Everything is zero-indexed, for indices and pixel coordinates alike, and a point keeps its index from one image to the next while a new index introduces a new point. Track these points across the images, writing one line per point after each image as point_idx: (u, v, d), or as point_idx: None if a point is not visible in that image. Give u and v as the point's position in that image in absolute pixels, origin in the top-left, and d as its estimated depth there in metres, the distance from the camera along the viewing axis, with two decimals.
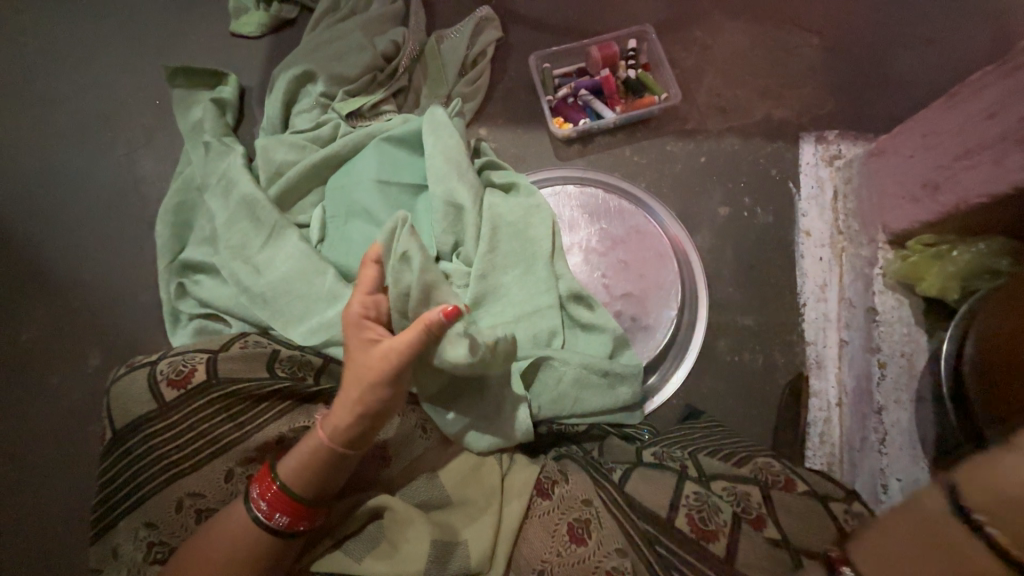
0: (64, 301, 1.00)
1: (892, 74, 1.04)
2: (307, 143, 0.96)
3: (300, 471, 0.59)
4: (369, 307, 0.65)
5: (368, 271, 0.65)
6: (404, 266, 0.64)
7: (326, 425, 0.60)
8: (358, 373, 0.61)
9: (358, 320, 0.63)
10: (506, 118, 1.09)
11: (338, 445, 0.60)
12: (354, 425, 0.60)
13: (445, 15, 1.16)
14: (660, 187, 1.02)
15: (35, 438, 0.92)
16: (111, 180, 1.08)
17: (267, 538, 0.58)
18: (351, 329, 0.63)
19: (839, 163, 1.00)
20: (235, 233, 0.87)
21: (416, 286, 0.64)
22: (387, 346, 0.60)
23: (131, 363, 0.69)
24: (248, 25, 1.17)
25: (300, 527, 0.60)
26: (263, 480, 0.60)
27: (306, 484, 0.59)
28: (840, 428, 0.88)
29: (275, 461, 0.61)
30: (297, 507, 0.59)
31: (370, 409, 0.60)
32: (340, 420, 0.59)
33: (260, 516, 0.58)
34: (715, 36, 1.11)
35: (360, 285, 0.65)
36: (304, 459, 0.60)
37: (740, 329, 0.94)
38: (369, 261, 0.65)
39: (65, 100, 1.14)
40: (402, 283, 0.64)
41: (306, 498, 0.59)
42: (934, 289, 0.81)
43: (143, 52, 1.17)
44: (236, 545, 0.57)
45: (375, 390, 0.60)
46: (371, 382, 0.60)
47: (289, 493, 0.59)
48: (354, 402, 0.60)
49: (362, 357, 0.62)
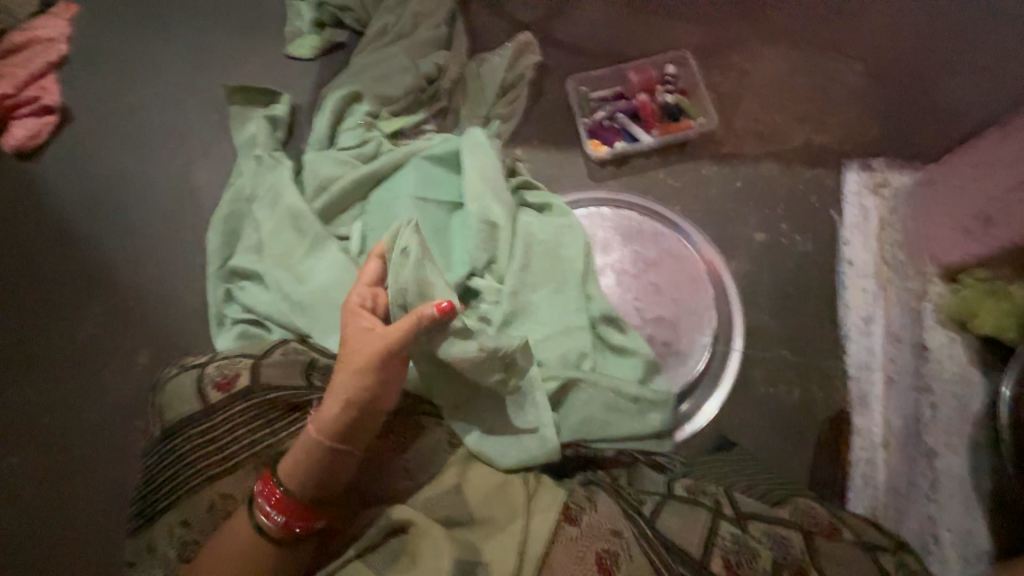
0: (120, 301, 1.06)
1: (942, 102, 1.01)
2: (351, 159, 1.01)
3: (296, 465, 0.62)
4: (367, 298, 0.68)
5: (371, 265, 0.70)
6: (403, 260, 0.68)
7: (318, 419, 0.62)
8: (349, 362, 0.63)
9: (354, 311, 0.66)
10: (541, 139, 1.11)
11: (328, 438, 0.62)
12: (344, 417, 0.62)
13: (486, 39, 1.20)
14: (695, 211, 1.01)
15: (85, 429, 0.97)
16: (169, 188, 1.16)
17: (265, 538, 0.60)
18: (347, 321, 0.66)
19: (885, 193, 0.97)
20: (280, 243, 0.91)
21: (413, 280, 0.67)
22: (379, 336, 0.63)
23: (184, 364, 0.74)
24: (301, 48, 1.25)
25: (297, 529, 0.61)
26: (267, 480, 0.62)
27: (302, 478, 0.61)
28: (885, 471, 0.84)
29: (277, 461, 0.64)
30: (293, 506, 0.61)
31: (360, 399, 0.62)
32: (331, 411, 0.62)
33: (258, 514, 0.60)
34: (755, 62, 1.11)
35: (361, 279, 0.69)
36: (299, 452, 0.62)
37: (776, 360, 0.91)
38: (373, 258, 0.71)
39: (134, 113, 1.23)
40: (400, 278, 0.67)
41: (302, 496, 0.61)
42: (988, 326, 0.76)
43: (205, 71, 1.27)
44: (239, 544, 0.60)
45: (365, 381, 0.62)
46: (359, 372, 0.62)
47: (288, 491, 0.61)
48: (344, 392, 0.62)
49: (354, 346, 0.64)
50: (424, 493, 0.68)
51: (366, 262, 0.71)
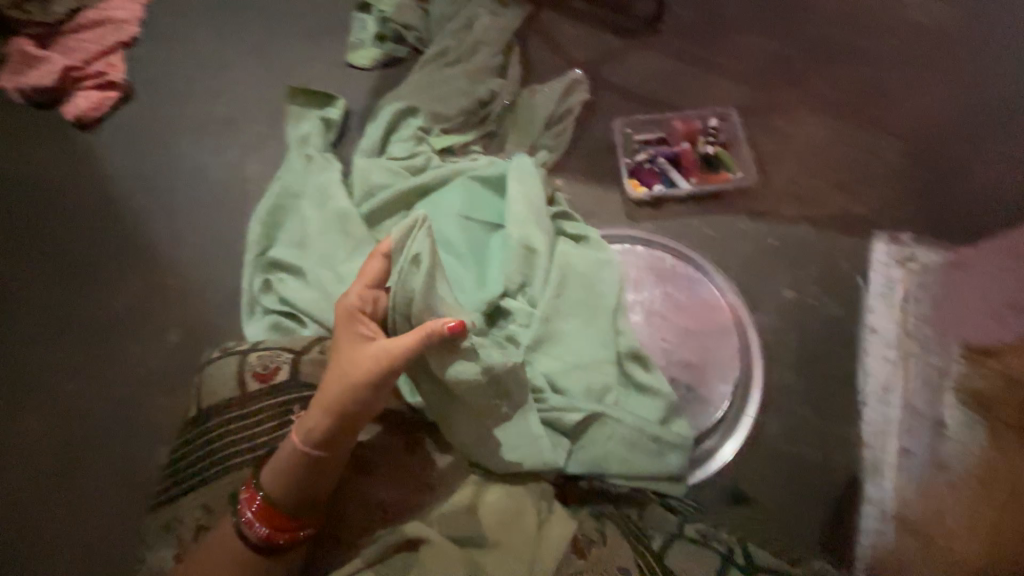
0: (156, 277, 1.09)
1: (973, 188, 1.05)
2: (401, 170, 1.04)
3: (280, 470, 0.62)
4: (366, 303, 0.68)
5: (373, 267, 0.69)
6: (411, 270, 0.66)
7: (304, 423, 0.62)
8: (344, 369, 0.64)
9: (353, 315, 0.66)
10: (583, 173, 1.15)
11: (312, 445, 0.62)
12: (332, 424, 0.62)
13: (539, 72, 1.26)
14: (725, 261, 1.04)
15: (105, 399, 0.98)
16: (218, 174, 1.20)
17: (248, 547, 0.61)
18: (344, 325, 0.66)
19: (913, 267, 0.99)
20: (326, 242, 0.94)
21: (419, 292, 0.66)
22: (379, 347, 0.63)
23: (226, 348, 0.75)
24: (362, 58, 1.31)
25: (280, 540, 0.62)
26: (249, 488, 0.62)
27: (284, 484, 0.62)
28: (897, 543, 0.82)
29: (259, 468, 0.64)
30: (276, 515, 0.61)
31: (351, 408, 0.62)
32: (320, 417, 0.62)
33: (241, 524, 0.61)
34: (795, 126, 1.15)
35: (362, 280, 0.68)
36: (283, 456, 0.62)
37: (794, 417, 0.92)
38: (377, 256, 0.69)
39: (195, 100, 1.28)
40: (408, 286, 0.66)
41: (284, 504, 0.62)
42: (1017, 420, 0.77)
43: (268, 68, 1.32)
44: (231, 549, 0.61)
45: (357, 390, 0.62)
46: (356, 382, 0.62)
47: (272, 501, 0.61)
48: (333, 399, 0.62)
49: (350, 353, 0.64)
50: (435, 507, 0.68)
51: (368, 263, 0.69)
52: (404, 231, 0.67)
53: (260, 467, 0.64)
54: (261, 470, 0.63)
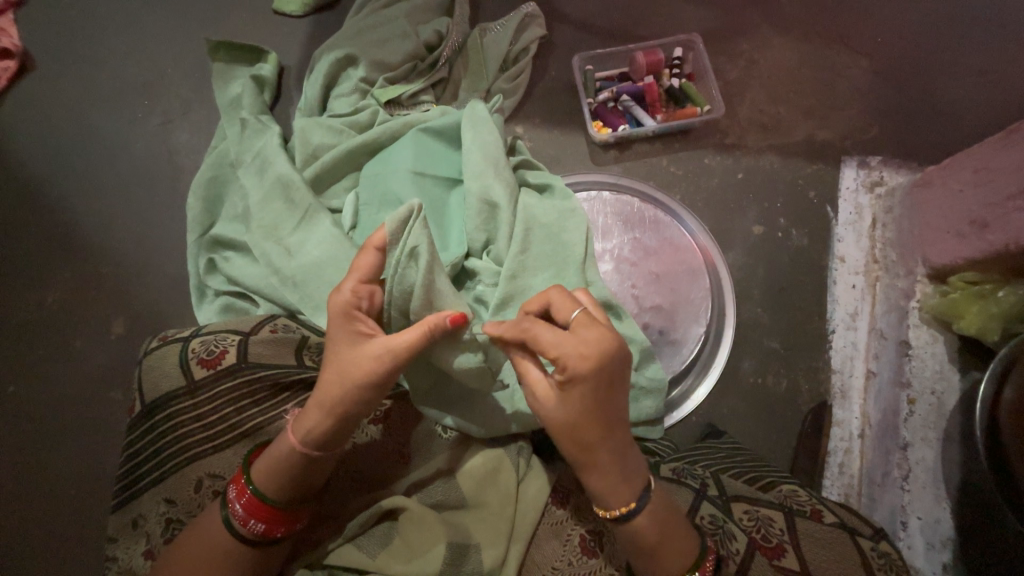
0: (91, 267, 1.00)
1: (941, 104, 1.02)
2: (344, 128, 0.95)
3: (274, 470, 0.58)
4: (363, 298, 0.59)
5: (366, 260, 0.59)
6: (410, 264, 0.60)
7: (300, 427, 0.57)
8: (341, 370, 0.57)
9: (347, 311, 0.58)
10: (544, 118, 1.08)
11: (310, 447, 0.58)
12: (330, 427, 0.57)
13: (489, 8, 1.15)
14: (695, 201, 1.01)
15: (56, 400, 0.93)
16: (145, 148, 1.08)
17: (244, 544, 0.57)
18: (338, 321, 0.58)
19: (880, 191, 0.98)
20: (268, 214, 0.86)
21: (420, 287, 0.60)
22: (378, 347, 0.56)
23: (164, 337, 0.70)
24: (291, 4, 1.17)
25: (278, 534, 0.59)
26: (239, 482, 0.58)
27: (278, 485, 0.58)
28: (860, 459, 0.87)
29: (249, 462, 0.60)
30: (270, 512, 0.58)
31: (349, 411, 0.57)
32: (316, 420, 0.57)
33: (234, 519, 0.57)
34: (763, 50, 1.09)
35: (356, 271, 0.59)
36: (277, 456, 0.58)
37: (765, 352, 0.93)
38: (371, 248, 0.59)
39: (104, 64, 1.14)
40: (406, 281, 0.60)
41: (280, 501, 0.58)
42: (973, 328, 0.80)
43: (184, 22, 1.17)
44: (212, 547, 0.56)
45: (356, 391, 0.56)
46: (354, 384, 0.56)
47: (265, 497, 0.57)
48: (331, 402, 0.57)
49: (346, 353, 0.57)
50: (414, 476, 0.67)
51: (362, 253, 0.60)
52: (399, 221, 0.59)
53: (251, 462, 0.60)
54: (252, 465, 0.59)
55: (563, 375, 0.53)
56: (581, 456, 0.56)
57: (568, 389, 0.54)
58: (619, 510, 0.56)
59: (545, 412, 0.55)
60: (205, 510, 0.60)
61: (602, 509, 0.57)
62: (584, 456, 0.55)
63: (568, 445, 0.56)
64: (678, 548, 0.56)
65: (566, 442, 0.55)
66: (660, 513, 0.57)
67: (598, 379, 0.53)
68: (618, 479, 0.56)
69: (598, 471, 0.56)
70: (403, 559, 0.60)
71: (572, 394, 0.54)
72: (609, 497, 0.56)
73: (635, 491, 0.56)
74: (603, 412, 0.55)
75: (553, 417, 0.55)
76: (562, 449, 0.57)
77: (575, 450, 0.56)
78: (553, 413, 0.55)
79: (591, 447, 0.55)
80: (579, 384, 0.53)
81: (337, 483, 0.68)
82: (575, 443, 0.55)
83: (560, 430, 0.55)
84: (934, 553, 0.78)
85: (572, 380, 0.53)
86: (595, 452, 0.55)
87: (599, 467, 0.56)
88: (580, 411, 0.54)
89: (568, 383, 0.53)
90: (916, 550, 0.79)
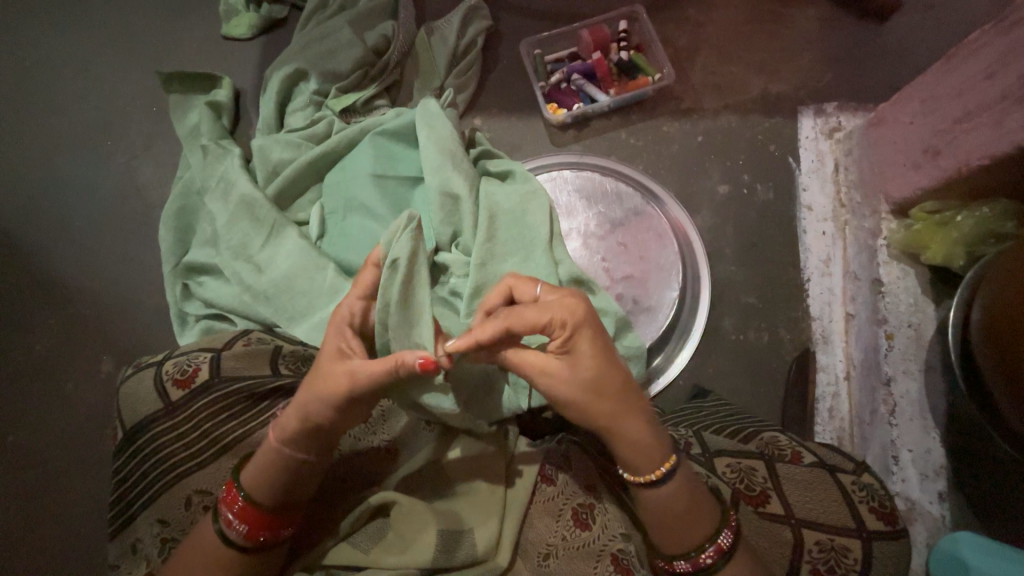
0: (71, 309, 1.01)
1: (890, 42, 1.02)
2: (302, 141, 0.96)
3: (260, 472, 0.58)
4: (354, 313, 0.60)
5: (366, 276, 0.61)
6: (393, 275, 0.59)
7: (279, 427, 0.58)
8: (314, 382, 0.56)
9: (338, 326, 0.59)
10: (501, 108, 1.09)
11: (289, 449, 0.58)
12: (300, 434, 0.57)
13: (435, 7, 1.16)
14: (658, 169, 1.02)
15: (52, 442, 0.94)
16: (111, 187, 1.09)
17: (236, 551, 0.58)
18: (330, 334, 0.59)
19: (840, 135, 0.98)
20: (235, 233, 0.87)
21: (396, 297, 0.59)
22: (350, 366, 0.55)
23: (138, 363, 0.71)
24: (238, 28, 1.18)
25: (262, 539, 0.58)
26: (230, 490, 0.59)
27: (263, 486, 0.58)
28: (849, 402, 0.89)
29: (240, 469, 0.60)
30: (257, 516, 0.57)
31: (321, 423, 0.56)
32: (292, 424, 0.57)
33: (222, 526, 0.57)
34: (708, 12, 1.09)
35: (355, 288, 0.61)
36: (264, 461, 0.58)
37: (744, 308, 0.93)
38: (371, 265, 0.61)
39: (62, 110, 1.15)
40: (389, 292, 0.59)
41: (266, 505, 0.58)
42: (940, 257, 0.82)
43: (138, 60, 1.18)
44: (208, 559, 0.57)
45: (324, 405, 0.56)
46: (323, 398, 0.55)
47: (252, 501, 0.57)
48: (305, 412, 0.56)
49: (323, 368, 0.57)
50: (400, 472, 0.67)
51: (364, 269, 0.61)
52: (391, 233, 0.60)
53: (240, 469, 0.60)
54: (242, 472, 0.60)
55: (564, 333, 0.53)
56: (613, 420, 0.54)
57: (578, 349, 0.54)
58: (661, 467, 0.55)
59: (563, 386, 0.53)
60: (195, 528, 0.60)
61: (644, 473, 0.56)
62: (613, 415, 0.54)
63: (600, 411, 0.54)
64: (681, 530, 0.56)
65: (596, 405, 0.54)
66: (677, 485, 0.56)
67: (596, 326, 0.54)
68: (649, 431, 0.55)
69: (633, 425, 0.55)
70: (397, 551, 0.60)
71: (581, 352, 0.54)
72: (647, 455, 0.55)
73: (665, 440, 0.56)
74: (614, 360, 0.55)
75: (575, 385, 0.54)
76: (592, 421, 0.55)
77: (604, 412, 0.54)
78: (574, 381, 0.53)
79: (619, 401, 0.54)
80: (585, 336, 0.54)
81: (331, 492, 0.68)
82: (605, 404, 0.54)
83: (587, 398, 0.54)
84: (929, 484, 0.79)
85: (578, 337, 0.53)
86: (624, 407, 0.54)
87: (629, 421, 0.55)
88: (599, 362, 0.54)
89: (576, 342, 0.53)
90: (911, 483, 0.80)
